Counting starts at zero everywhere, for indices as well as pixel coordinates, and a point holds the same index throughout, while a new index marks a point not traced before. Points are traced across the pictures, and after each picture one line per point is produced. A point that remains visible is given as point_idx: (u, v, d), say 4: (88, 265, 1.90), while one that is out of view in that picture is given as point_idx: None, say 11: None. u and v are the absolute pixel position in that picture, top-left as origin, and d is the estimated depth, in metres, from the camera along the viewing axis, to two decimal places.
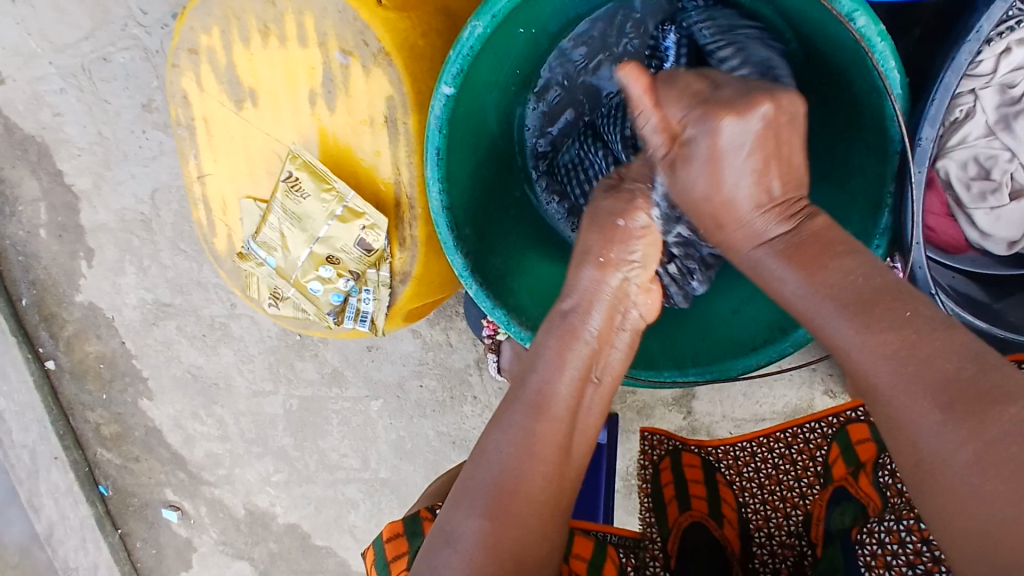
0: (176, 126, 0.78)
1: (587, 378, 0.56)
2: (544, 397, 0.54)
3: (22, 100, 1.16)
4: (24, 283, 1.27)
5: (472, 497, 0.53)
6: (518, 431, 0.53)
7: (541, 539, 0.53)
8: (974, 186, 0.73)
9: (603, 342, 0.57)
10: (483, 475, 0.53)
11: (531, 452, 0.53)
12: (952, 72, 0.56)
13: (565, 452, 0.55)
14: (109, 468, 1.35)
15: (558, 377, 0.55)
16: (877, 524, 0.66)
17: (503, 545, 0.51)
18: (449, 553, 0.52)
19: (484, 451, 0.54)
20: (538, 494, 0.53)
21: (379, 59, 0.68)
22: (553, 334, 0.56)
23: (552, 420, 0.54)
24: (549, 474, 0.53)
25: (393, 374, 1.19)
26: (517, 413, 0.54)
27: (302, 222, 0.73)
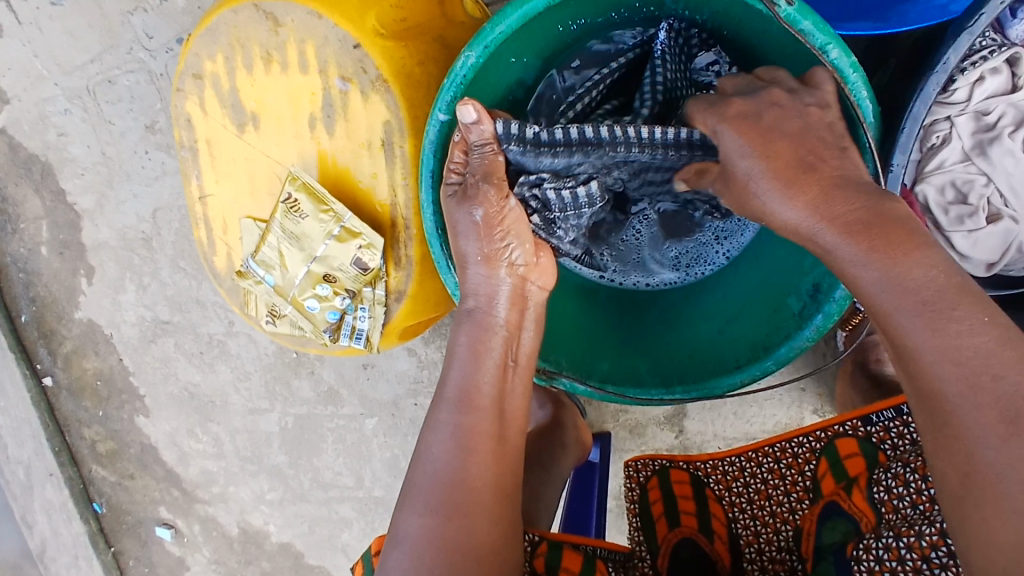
0: (180, 147, 0.81)
1: (505, 365, 0.59)
2: (469, 392, 0.57)
3: (28, 120, 1.19)
4: (24, 299, 1.28)
5: (415, 498, 0.55)
6: (450, 427, 0.56)
7: (492, 529, 0.55)
8: (952, 211, 0.75)
9: (513, 329, 0.60)
10: (424, 476, 0.56)
11: (467, 446, 0.55)
12: (920, 102, 0.59)
13: (500, 443, 0.57)
14: (103, 486, 1.35)
15: (478, 372, 0.58)
16: (873, 540, 0.62)
17: (449, 540, 0.53)
18: (399, 553, 0.54)
19: (423, 454, 0.57)
20: (483, 486, 0.55)
21: (377, 86, 0.71)
22: (465, 330, 0.60)
23: (480, 411, 0.57)
24: (489, 462, 0.56)
25: (388, 393, 1.20)
26: (445, 412, 0.57)
27: (300, 241, 0.75)
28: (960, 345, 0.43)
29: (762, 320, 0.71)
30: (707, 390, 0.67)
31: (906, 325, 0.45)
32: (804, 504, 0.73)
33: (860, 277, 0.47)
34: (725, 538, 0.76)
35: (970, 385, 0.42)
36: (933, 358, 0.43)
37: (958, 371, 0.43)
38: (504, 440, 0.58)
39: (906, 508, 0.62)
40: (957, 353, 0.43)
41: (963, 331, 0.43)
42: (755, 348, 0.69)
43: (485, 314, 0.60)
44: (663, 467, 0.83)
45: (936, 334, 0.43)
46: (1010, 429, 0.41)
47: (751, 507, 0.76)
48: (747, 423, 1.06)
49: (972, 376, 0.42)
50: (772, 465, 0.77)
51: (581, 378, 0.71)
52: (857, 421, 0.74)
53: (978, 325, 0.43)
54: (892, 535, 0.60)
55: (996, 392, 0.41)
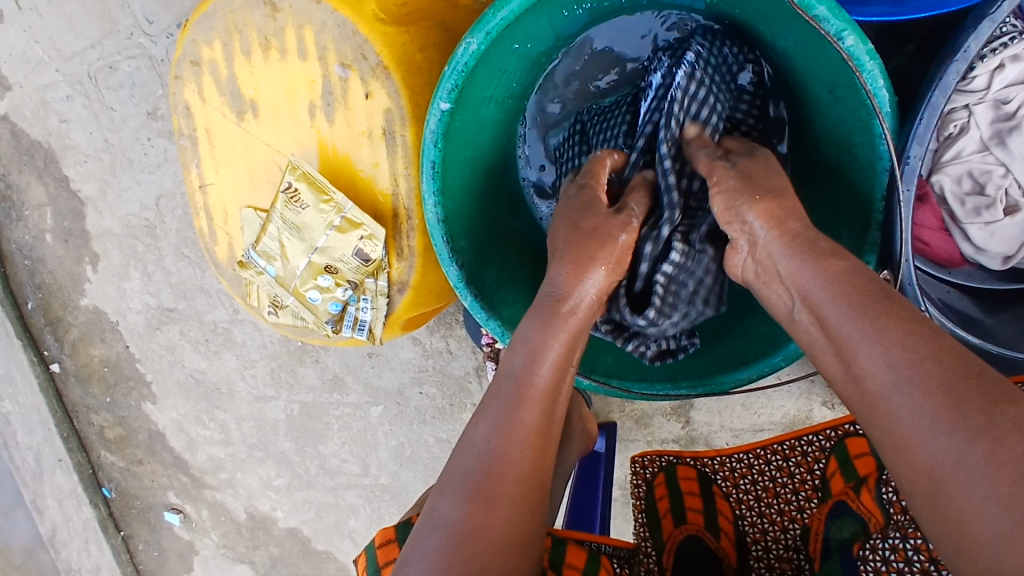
0: (178, 136, 0.79)
1: (566, 363, 0.58)
2: (528, 386, 0.55)
3: (29, 106, 1.18)
4: (29, 286, 1.28)
5: (458, 484, 0.51)
6: (502, 415, 0.53)
7: (525, 522, 0.52)
8: (969, 202, 0.74)
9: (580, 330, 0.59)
10: (470, 461, 0.52)
11: (518, 438, 0.52)
12: (939, 92, 0.57)
13: (548, 439, 0.55)
14: (112, 471, 1.36)
15: (539, 366, 0.56)
16: (880, 539, 0.61)
17: (487, 527, 0.49)
18: (436, 536, 0.50)
19: (469, 441, 0.53)
20: (523, 477, 0.52)
21: (377, 72, 0.69)
22: (535, 319, 0.58)
23: (535, 405, 0.54)
24: (532, 455, 0.53)
25: (392, 381, 1.20)
26: (502, 401, 0.54)
27: (301, 231, 0.74)
28: (892, 345, 0.44)
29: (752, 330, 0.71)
30: (714, 386, 0.66)
31: (846, 328, 0.48)
32: (813, 503, 0.72)
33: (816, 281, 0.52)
34: (732, 535, 0.75)
35: (912, 367, 0.43)
36: (877, 361, 0.45)
37: (901, 366, 0.44)
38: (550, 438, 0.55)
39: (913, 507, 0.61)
40: (892, 347, 0.44)
41: (895, 331, 0.45)
42: (763, 343, 0.68)
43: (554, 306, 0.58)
44: (670, 463, 0.84)
45: (874, 335, 0.46)
46: (964, 410, 0.40)
47: (758, 504, 0.76)
48: (755, 414, 1.06)
49: (910, 365, 0.43)
50: (780, 463, 0.77)
51: (586, 371, 0.69)
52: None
53: (911, 325, 0.45)
54: (898, 535, 0.59)
55: (933, 380, 0.42)
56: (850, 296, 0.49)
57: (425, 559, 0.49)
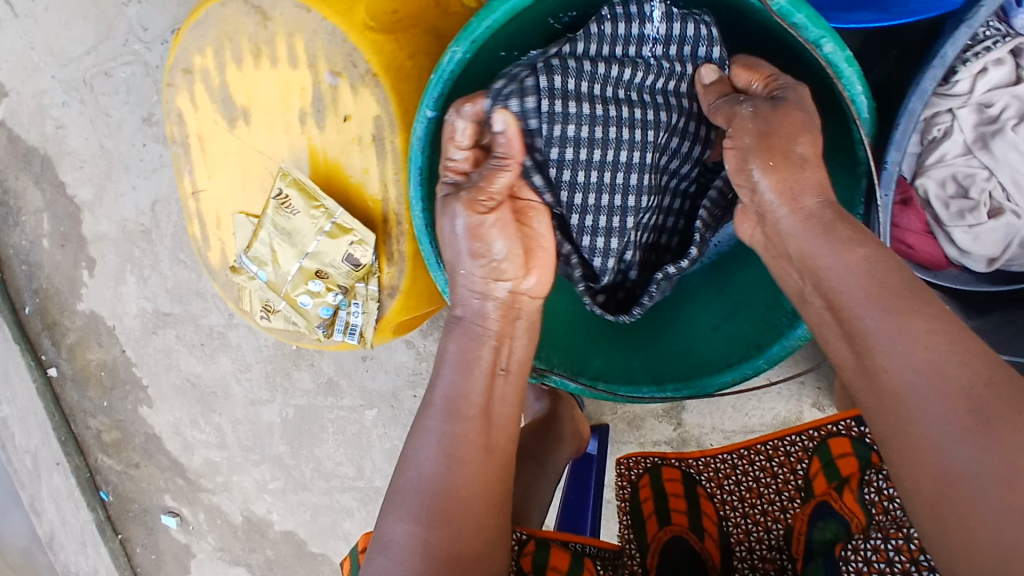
0: (171, 142, 0.80)
1: (494, 371, 0.59)
2: (457, 401, 0.57)
3: (27, 112, 1.19)
4: (27, 290, 1.29)
5: (400, 505, 0.55)
6: (438, 435, 0.56)
7: (478, 534, 0.55)
8: (952, 205, 0.74)
9: (502, 336, 0.61)
10: (411, 482, 0.55)
11: (453, 455, 0.55)
12: (917, 98, 0.57)
13: (488, 449, 0.57)
14: (109, 474, 1.36)
15: (466, 380, 0.58)
16: (861, 541, 0.63)
17: (434, 547, 0.53)
18: (386, 559, 0.54)
19: (410, 461, 0.56)
20: (471, 493, 0.55)
21: (367, 80, 0.70)
22: (455, 338, 0.60)
23: (467, 421, 0.56)
24: (476, 471, 0.56)
25: (387, 384, 1.20)
26: (434, 421, 0.57)
27: (291, 237, 0.75)
28: (919, 348, 0.45)
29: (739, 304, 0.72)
30: (700, 387, 0.67)
31: (870, 322, 0.47)
32: (796, 503, 0.73)
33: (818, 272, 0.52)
34: (716, 536, 0.75)
35: (937, 374, 0.44)
36: (897, 360, 0.45)
37: (923, 369, 0.44)
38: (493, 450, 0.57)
39: (894, 510, 0.62)
40: (916, 348, 0.45)
41: (920, 330, 0.45)
42: (748, 345, 0.68)
43: (477, 326, 0.60)
44: (656, 464, 0.83)
45: (898, 333, 0.46)
46: (985, 424, 0.41)
47: (742, 505, 0.76)
48: (746, 415, 1.06)
49: (935, 372, 0.44)
50: (764, 463, 0.77)
51: (572, 375, 0.71)
52: (851, 420, 0.73)
53: (934, 324, 0.45)
54: (879, 536, 0.61)
55: (955, 385, 0.43)
56: (868, 286, 0.48)
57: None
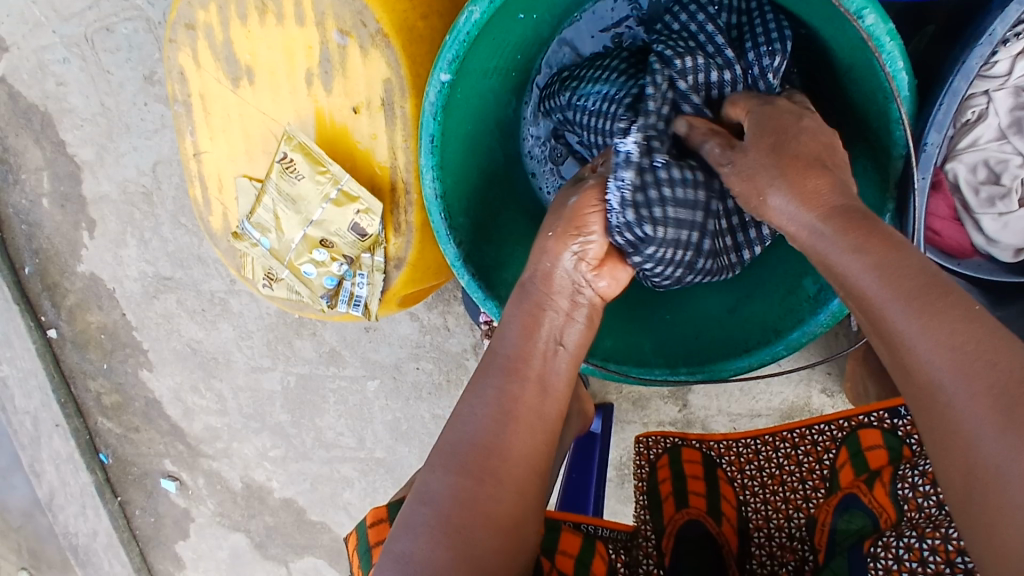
0: (173, 102, 0.77)
1: (552, 344, 0.57)
2: (517, 361, 0.56)
3: (26, 68, 1.15)
4: (27, 251, 1.27)
5: (446, 458, 0.53)
6: (494, 393, 0.55)
7: (519, 500, 0.53)
8: (983, 191, 0.72)
9: (567, 313, 0.59)
10: (459, 435, 0.53)
11: (508, 413, 0.54)
12: (961, 78, 0.55)
13: (541, 416, 0.55)
14: (110, 437, 1.36)
15: (527, 346, 0.56)
16: (893, 538, 0.62)
17: (480, 499, 0.51)
18: (425, 510, 0.51)
19: (459, 416, 0.55)
20: (519, 453, 0.53)
21: (377, 40, 0.67)
22: (520, 308, 0.58)
23: (524, 381, 0.55)
24: (528, 434, 0.54)
25: (390, 356, 1.19)
26: (492, 377, 0.56)
27: (296, 204, 0.72)
28: (946, 337, 0.39)
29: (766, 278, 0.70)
30: (715, 372, 0.65)
31: (891, 314, 0.42)
32: (820, 493, 0.73)
33: (846, 273, 0.45)
34: (734, 521, 0.75)
35: (964, 372, 0.38)
36: (926, 354, 0.40)
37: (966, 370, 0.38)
38: (544, 417, 0.56)
39: (929, 507, 0.62)
40: (946, 341, 0.39)
41: (949, 321, 0.39)
42: (766, 330, 0.67)
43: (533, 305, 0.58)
44: (675, 445, 0.82)
45: (922, 325, 0.40)
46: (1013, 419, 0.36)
47: (763, 491, 0.76)
48: (753, 399, 1.05)
49: (966, 365, 0.38)
50: (788, 450, 0.77)
51: (584, 355, 0.68)
52: (884, 412, 0.74)
53: (964, 315, 0.39)
54: (914, 535, 0.60)
55: (989, 381, 0.37)
56: (884, 278, 0.43)
57: (416, 532, 0.50)
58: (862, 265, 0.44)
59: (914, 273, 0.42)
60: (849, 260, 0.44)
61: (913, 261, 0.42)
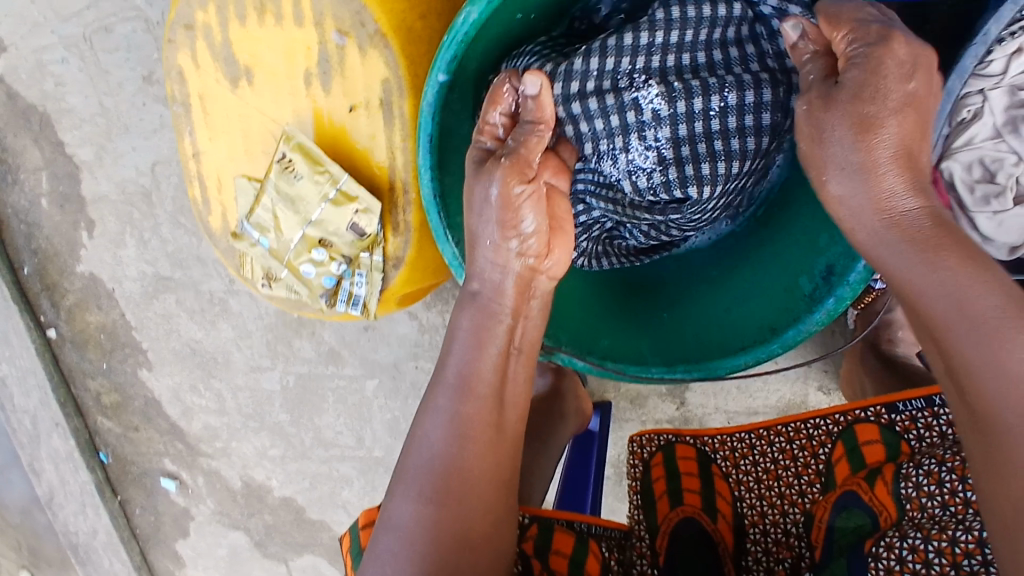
0: (172, 102, 0.78)
1: (508, 351, 0.57)
2: (468, 378, 0.55)
3: (25, 68, 1.16)
4: (26, 251, 1.27)
5: (408, 483, 0.54)
6: (447, 415, 0.54)
7: (486, 516, 0.54)
8: (978, 190, 0.73)
9: (517, 316, 0.57)
10: (419, 460, 0.54)
11: (464, 433, 0.54)
12: (955, 77, 0.55)
13: (498, 430, 0.56)
14: (109, 437, 1.36)
15: (478, 360, 0.55)
16: (897, 538, 0.62)
17: (444, 526, 0.52)
18: (393, 536, 0.53)
19: (419, 437, 0.55)
20: (478, 473, 0.54)
21: (375, 40, 0.67)
22: (467, 314, 0.57)
23: (478, 401, 0.55)
24: (486, 450, 0.55)
25: (389, 355, 1.19)
26: (444, 398, 0.55)
27: (295, 204, 0.72)
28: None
29: (762, 270, 0.70)
30: (711, 370, 0.65)
31: (962, 340, 0.43)
32: (815, 489, 0.73)
33: (917, 287, 0.46)
34: (730, 518, 0.76)
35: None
36: (992, 383, 0.42)
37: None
38: (503, 429, 0.56)
39: (934, 508, 0.62)
40: (1017, 373, 0.41)
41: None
42: (761, 327, 0.67)
43: (490, 301, 0.56)
44: (669, 442, 0.83)
45: (994, 353, 0.41)
46: None
47: (758, 487, 0.76)
48: (750, 398, 1.05)
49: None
50: (783, 445, 0.77)
51: (581, 354, 0.69)
52: (881, 407, 0.75)
53: None
54: (918, 536, 0.61)
55: None
56: (955, 294, 0.44)
57: (384, 560, 0.53)
58: (929, 279, 0.45)
59: (989, 296, 0.43)
60: (921, 276, 0.45)
61: (991, 276, 0.44)
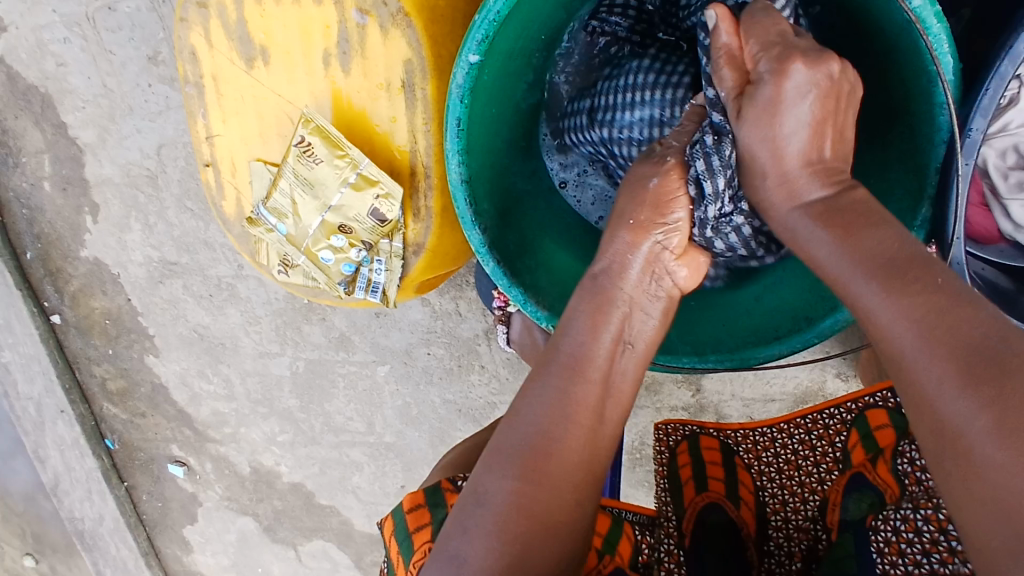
0: (184, 83, 0.75)
1: (619, 342, 0.53)
2: (581, 359, 0.52)
3: (25, 48, 1.13)
4: (28, 236, 1.25)
5: (501, 458, 0.50)
6: (554, 392, 0.50)
7: (573, 505, 0.50)
8: (1012, 177, 0.73)
9: (636, 306, 0.54)
10: (515, 437, 0.50)
11: (569, 414, 0.50)
12: (1009, 61, 0.53)
13: (599, 418, 0.51)
14: (115, 423, 1.35)
15: (593, 343, 0.52)
16: (892, 509, 0.62)
17: (538, 506, 0.48)
18: (483, 512, 0.48)
19: (517, 413, 0.51)
20: (572, 457, 0.50)
21: (397, 20, 0.65)
22: (585, 299, 0.54)
23: (588, 384, 0.51)
24: (584, 435, 0.50)
25: (400, 341, 1.18)
26: (551, 375, 0.51)
27: (313, 188, 0.71)
28: (873, 291, 0.43)
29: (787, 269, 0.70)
30: (742, 360, 0.64)
31: (826, 273, 0.47)
32: (833, 475, 0.72)
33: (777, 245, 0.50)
34: (752, 505, 0.76)
35: (901, 319, 0.41)
36: (882, 309, 0.42)
37: (912, 319, 0.40)
38: (603, 422, 0.52)
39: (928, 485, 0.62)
40: (886, 280, 0.43)
41: (869, 270, 0.44)
42: (795, 317, 0.66)
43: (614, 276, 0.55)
44: (694, 433, 0.80)
45: (853, 267, 0.45)
46: (974, 374, 0.37)
47: (779, 477, 0.76)
48: (767, 383, 1.05)
49: (917, 308, 0.41)
50: (803, 436, 0.76)
51: None
52: (886, 391, 0.74)
53: (905, 272, 0.42)
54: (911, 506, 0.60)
55: (955, 339, 0.39)
56: (829, 250, 0.47)
57: (471, 534, 0.48)
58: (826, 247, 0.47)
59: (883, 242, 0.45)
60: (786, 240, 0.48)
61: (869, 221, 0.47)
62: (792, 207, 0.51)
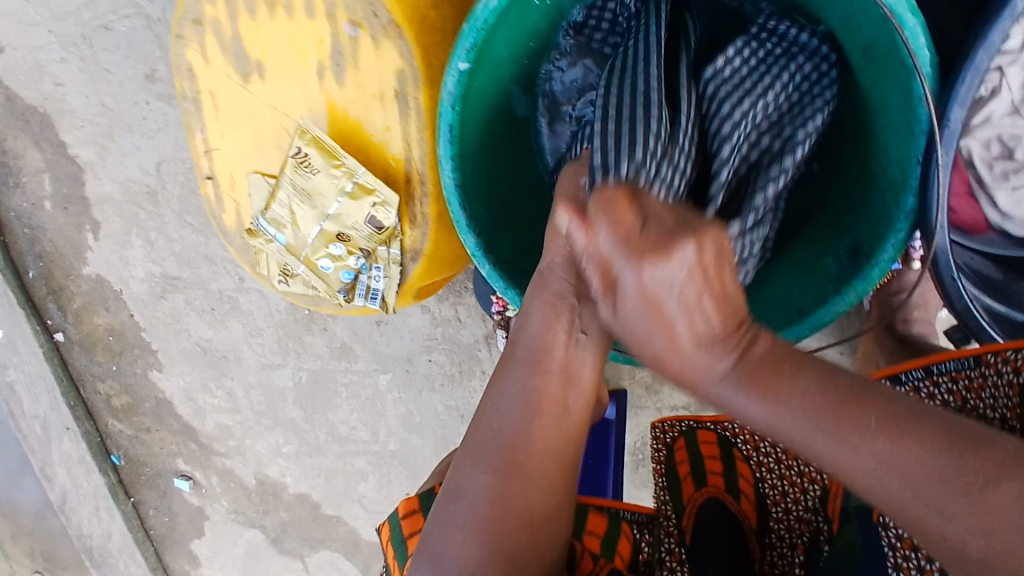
0: (182, 99, 0.77)
1: (579, 334, 0.55)
2: (542, 353, 0.55)
3: (25, 69, 1.15)
4: (30, 255, 1.26)
5: (475, 455, 0.53)
6: (519, 386, 0.54)
7: (547, 496, 0.52)
8: (997, 166, 0.75)
9: (592, 296, 0.56)
10: (487, 434, 0.53)
11: (535, 408, 0.53)
12: (983, 52, 0.54)
13: (565, 411, 0.54)
14: (121, 439, 1.36)
15: (552, 336, 0.55)
16: (897, 502, 0.58)
17: (514, 501, 0.51)
18: (457, 508, 0.51)
19: (485, 411, 0.54)
20: (543, 452, 0.53)
21: (388, 31, 0.67)
22: (542, 298, 0.56)
23: (549, 374, 0.54)
24: (554, 429, 0.53)
25: (402, 349, 1.19)
26: (517, 371, 0.55)
27: (312, 198, 0.72)
28: (799, 416, 0.42)
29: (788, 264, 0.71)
30: None
31: (733, 399, 0.44)
32: None
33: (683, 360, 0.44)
34: (752, 498, 0.77)
35: (847, 461, 0.40)
36: (832, 455, 0.41)
37: (872, 461, 0.39)
38: (569, 411, 0.54)
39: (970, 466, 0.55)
40: (821, 423, 0.41)
41: (797, 404, 0.42)
42: (789, 311, 0.67)
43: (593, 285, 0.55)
44: (691, 428, 0.84)
45: (829, 455, 0.40)
46: (953, 486, 0.37)
47: (779, 467, 0.74)
48: None
49: (885, 452, 0.39)
50: None
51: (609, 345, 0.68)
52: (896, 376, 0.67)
53: (843, 406, 0.41)
54: None
55: (918, 466, 0.38)
56: (754, 404, 0.43)
57: (446, 531, 0.51)
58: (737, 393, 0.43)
59: (788, 370, 0.43)
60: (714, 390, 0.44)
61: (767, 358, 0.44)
62: (710, 380, 0.44)
